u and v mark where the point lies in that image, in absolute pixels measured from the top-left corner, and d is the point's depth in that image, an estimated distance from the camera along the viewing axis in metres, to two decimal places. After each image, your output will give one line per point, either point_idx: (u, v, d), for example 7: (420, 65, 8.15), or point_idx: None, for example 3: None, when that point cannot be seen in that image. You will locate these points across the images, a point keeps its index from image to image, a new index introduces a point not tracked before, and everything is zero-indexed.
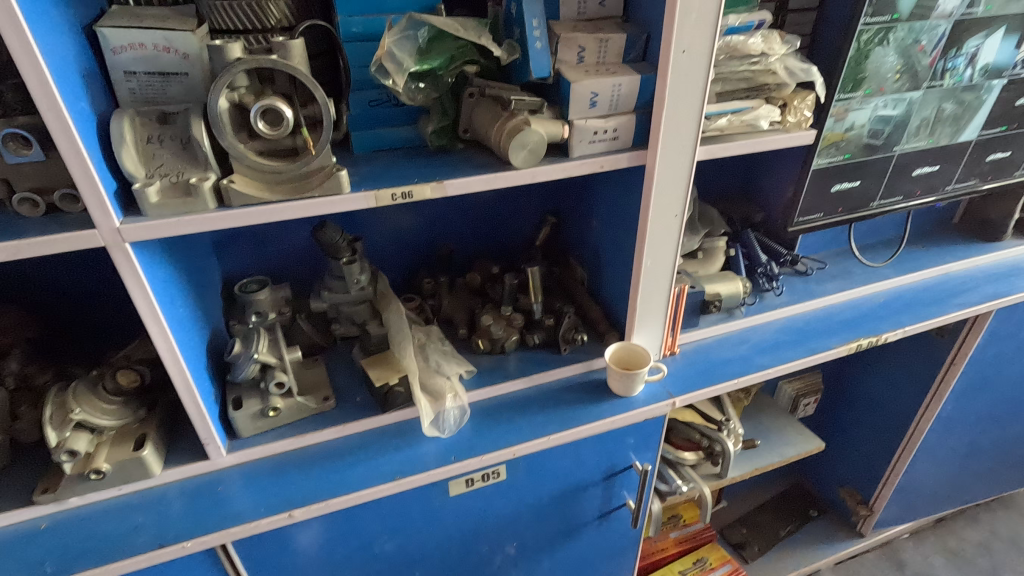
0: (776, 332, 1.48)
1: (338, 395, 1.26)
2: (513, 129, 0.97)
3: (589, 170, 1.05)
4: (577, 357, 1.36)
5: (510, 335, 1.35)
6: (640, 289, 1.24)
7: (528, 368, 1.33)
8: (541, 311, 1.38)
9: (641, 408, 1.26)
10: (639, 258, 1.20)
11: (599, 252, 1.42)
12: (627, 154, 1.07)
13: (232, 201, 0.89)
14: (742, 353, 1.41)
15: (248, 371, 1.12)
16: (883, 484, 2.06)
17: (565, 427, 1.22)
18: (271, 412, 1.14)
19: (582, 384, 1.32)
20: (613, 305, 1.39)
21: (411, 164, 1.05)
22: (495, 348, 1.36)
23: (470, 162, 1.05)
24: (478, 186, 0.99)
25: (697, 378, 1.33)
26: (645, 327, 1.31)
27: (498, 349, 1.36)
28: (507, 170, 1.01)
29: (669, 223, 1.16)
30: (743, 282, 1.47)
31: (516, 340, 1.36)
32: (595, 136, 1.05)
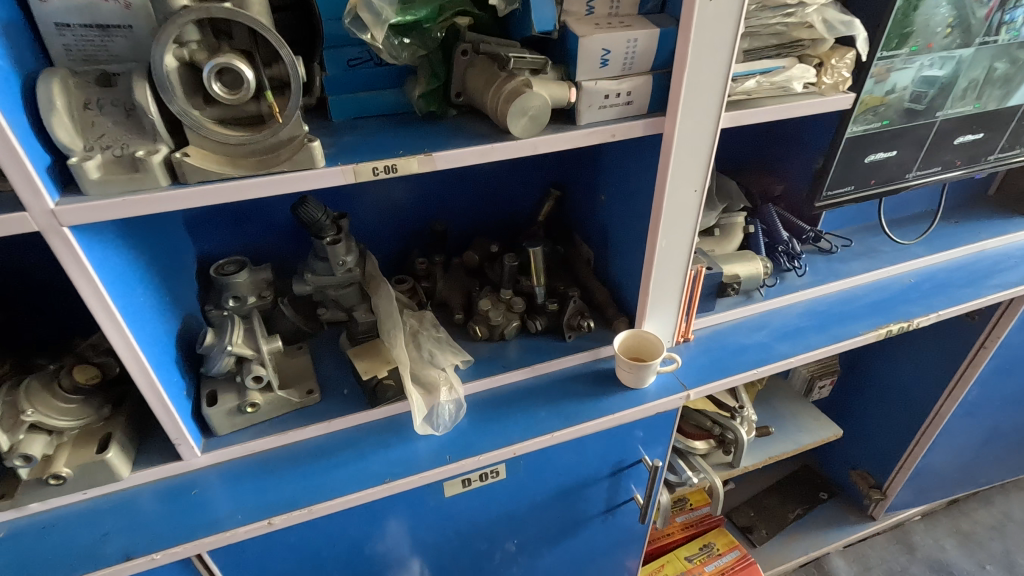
0: (798, 317, 1.36)
1: (323, 388, 1.16)
2: (512, 93, 0.84)
3: (598, 141, 0.93)
4: (582, 345, 1.25)
5: (510, 321, 1.25)
6: (653, 271, 1.12)
7: (530, 357, 1.23)
8: (543, 295, 1.27)
9: (652, 403, 1.16)
10: (652, 238, 1.09)
11: (607, 230, 1.30)
12: (641, 122, 0.94)
13: (187, 177, 0.77)
14: (761, 340, 1.30)
15: (223, 364, 1.02)
16: (899, 468, 1.99)
17: (569, 423, 1.12)
18: (249, 408, 1.04)
19: (588, 375, 1.22)
20: (622, 288, 1.28)
21: (397, 134, 0.92)
22: (494, 335, 1.26)
23: (463, 130, 0.92)
24: (472, 159, 0.87)
25: (713, 368, 1.22)
26: (657, 313, 1.20)
27: (497, 337, 1.26)
28: (505, 141, 0.88)
29: (687, 200, 1.04)
30: (763, 262, 1.36)
31: (517, 326, 1.26)
32: (606, 101, 0.91)
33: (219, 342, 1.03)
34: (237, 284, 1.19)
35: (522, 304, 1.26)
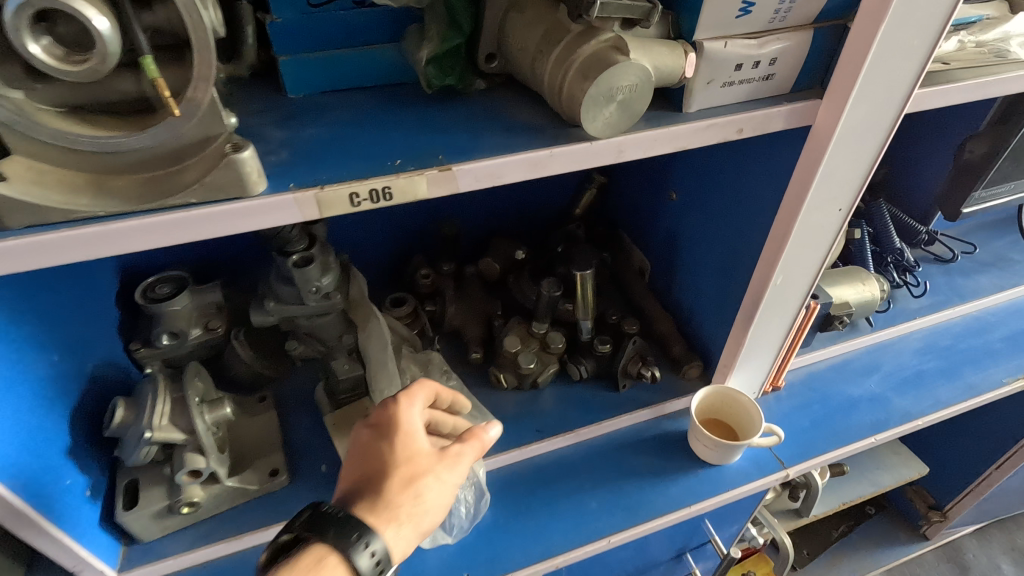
0: (916, 354, 1.05)
1: (293, 464, 0.85)
2: (595, 61, 0.48)
3: (717, 140, 0.58)
4: (642, 399, 0.94)
5: (546, 365, 0.93)
6: (757, 315, 0.80)
7: (572, 414, 0.92)
8: (591, 329, 0.94)
9: (739, 488, 0.86)
10: (763, 273, 0.75)
11: (678, 240, 0.96)
12: (787, 107, 0.59)
13: (8, 216, 0.42)
14: (875, 390, 0.99)
15: (142, 455, 0.70)
16: (970, 492, 1.73)
17: (631, 520, 0.83)
18: (185, 508, 0.74)
19: (650, 441, 0.92)
20: (696, 320, 0.96)
21: (391, 125, 0.56)
22: (523, 384, 0.94)
23: (499, 121, 0.57)
24: (519, 174, 0.52)
25: (816, 434, 0.92)
26: (749, 362, 0.88)
27: (527, 386, 0.94)
28: (576, 142, 0.53)
29: (826, 223, 0.70)
30: (878, 283, 1.03)
31: (554, 370, 0.95)
32: (736, 74, 0.56)
33: (134, 423, 0.70)
34: (172, 314, 0.86)
35: (563, 342, 0.93)
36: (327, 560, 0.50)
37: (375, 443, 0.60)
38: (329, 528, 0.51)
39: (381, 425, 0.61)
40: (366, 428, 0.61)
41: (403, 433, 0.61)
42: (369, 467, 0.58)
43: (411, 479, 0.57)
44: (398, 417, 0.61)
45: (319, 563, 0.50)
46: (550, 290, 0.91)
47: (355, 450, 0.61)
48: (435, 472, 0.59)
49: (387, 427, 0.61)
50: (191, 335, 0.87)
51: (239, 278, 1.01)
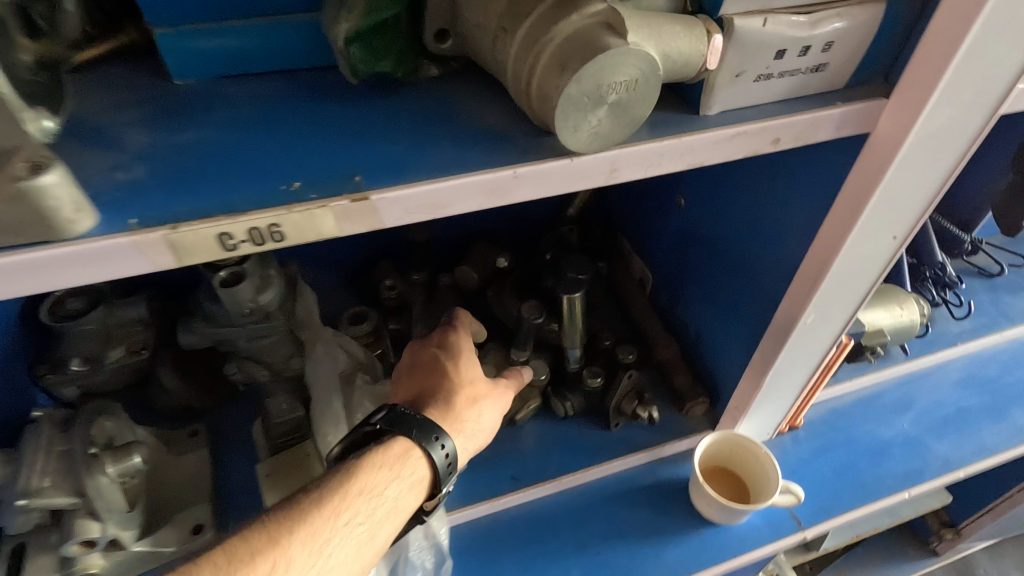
0: (955, 388, 0.91)
1: (223, 516, 0.72)
2: (577, 46, 0.33)
3: (745, 153, 0.43)
4: (637, 440, 0.81)
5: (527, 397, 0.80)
6: (780, 355, 0.66)
7: (556, 457, 0.79)
8: (581, 358, 0.80)
9: (746, 553, 0.74)
10: (790, 310, 0.61)
11: (686, 253, 0.81)
12: (845, 109, 0.43)
13: None
14: (907, 431, 0.85)
15: (22, 522, 0.59)
16: (988, 512, 1.61)
17: None
18: None
19: (645, 490, 0.79)
20: (704, 348, 0.82)
21: (301, 124, 0.41)
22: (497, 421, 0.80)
23: (449, 122, 0.41)
24: (469, 202, 0.38)
25: (841, 486, 0.79)
26: (765, 404, 0.75)
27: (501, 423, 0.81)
28: (551, 157, 0.38)
29: (875, 253, 0.55)
30: (917, 304, 0.88)
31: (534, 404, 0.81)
32: (774, 66, 0.40)
33: (13, 483, 0.59)
34: (82, 335, 0.72)
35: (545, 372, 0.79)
36: (411, 452, 0.56)
37: (441, 362, 0.66)
38: (412, 426, 0.57)
39: (446, 347, 0.67)
40: (432, 348, 0.67)
41: (465, 356, 0.67)
42: (436, 383, 0.64)
43: (476, 398, 0.65)
44: (461, 343, 0.68)
45: (403, 455, 0.56)
46: (531, 315, 0.77)
47: (419, 368, 0.67)
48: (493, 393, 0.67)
49: (451, 349, 0.67)
50: (107, 359, 0.73)
51: (174, 285, 0.86)
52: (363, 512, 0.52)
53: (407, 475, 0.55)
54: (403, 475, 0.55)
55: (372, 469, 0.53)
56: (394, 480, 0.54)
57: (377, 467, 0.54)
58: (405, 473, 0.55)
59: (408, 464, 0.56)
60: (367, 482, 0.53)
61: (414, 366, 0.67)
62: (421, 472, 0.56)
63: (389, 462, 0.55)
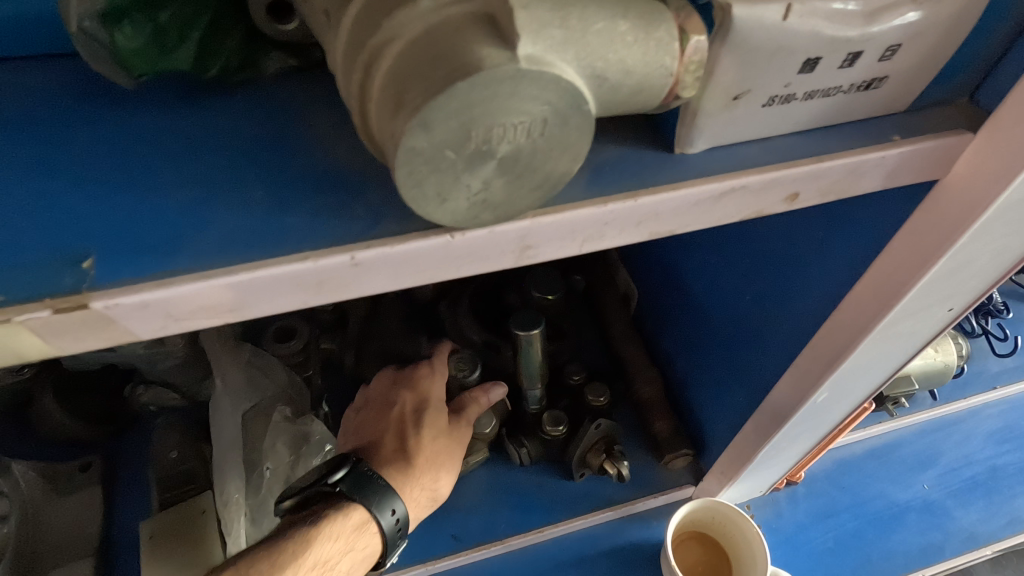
0: (989, 439, 0.76)
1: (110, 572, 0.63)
2: (423, 62, 0.18)
3: (742, 217, 0.27)
4: (604, 494, 0.68)
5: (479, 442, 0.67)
6: (780, 432, 0.51)
7: (505, 513, 0.67)
8: (542, 399, 0.67)
9: None
10: (796, 383, 0.47)
11: (677, 276, 0.66)
12: (906, 149, 0.27)
13: None
14: (928, 493, 0.71)
15: None
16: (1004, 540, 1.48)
17: None
18: None
19: (609, 555, 0.67)
20: (692, 388, 0.68)
21: (37, 145, 0.26)
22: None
23: (276, 153, 0.26)
24: (284, 299, 0.23)
25: (842, 562, 0.66)
26: (759, 472, 0.61)
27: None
28: (418, 232, 0.23)
29: (920, 327, 0.40)
30: (954, 344, 0.73)
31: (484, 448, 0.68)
32: (790, 89, 0.25)
33: None
34: None
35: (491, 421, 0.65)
36: (368, 524, 0.45)
37: (404, 411, 0.54)
38: (373, 494, 0.44)
39: (416, 389, 0.56)
40: (397, 389, 0.55)
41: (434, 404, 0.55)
42: (393, 436, 0.53)
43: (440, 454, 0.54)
44: (430, 386, 0.56)
45: (363, 525, 0.44)
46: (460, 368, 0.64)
47: (376, 408, 0.55)
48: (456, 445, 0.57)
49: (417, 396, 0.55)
50: None
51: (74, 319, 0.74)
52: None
53: (366, 548, 0.45)
54: (356, 550, 0.44)
55: (325, 543, 0.42)
56: (351, 552, 0.44)
57: (329, 541, 0.42)
58: (367, 544, 0.45)
59: (367, 539, 0.44)
60: (325, 554, 0.43)
61: (371, 405, 0.56)
62: (375, 548, 0.45)
63: (344, 535, 0.43)
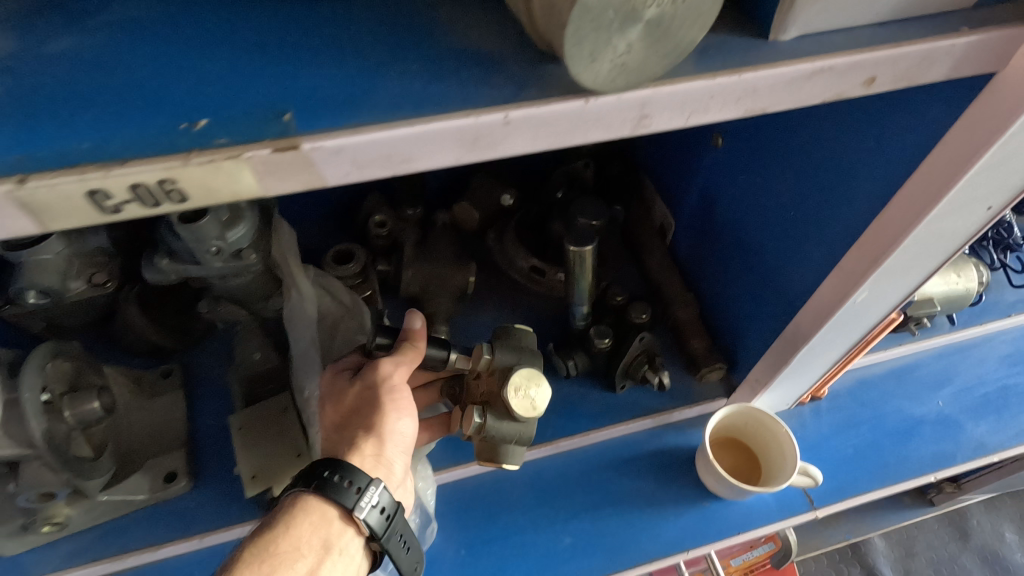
0: (1000, 363, 0.81)
1: (198, 465, 0.68)
2: None
3: (826, 98, 0.31)
4: (643, 405, 0.74)
5: (534, 355, 0.58)
6: (817, 334, 0.56)
7: (553, 420, 0.73)
8: (588, 315, 0.72)
9: (753, 532, 0.69)
10: (839, 285, 0.51)
11: (719, 201, 0.70)
12: (974, 38, 0.31)
13: None
14: (942, 410, 0.77)
15: None
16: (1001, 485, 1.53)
17: (610, 567, 0.66)
18: (47, 528, 0.59)
19: (649, 459, 0.73)
20: (728, 308, 0.73)
21: (220, 26, 0.30)
22: (522, 438, 0.57)
23: (424, 34, 0.30)
24: (444, 154, 0.28)
25: (861, 466, 0.72)
26: (789, 381, 0.66)
27: (528, 440, 0.57)
28: (559, 97, 0.27)
29: (961, 223, 0.44)
30: (976, 271, 0.77)
31: (531, 366, 0.56)
32: None
33: None
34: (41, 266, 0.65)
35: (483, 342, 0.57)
36: (302, 497, 0.49)
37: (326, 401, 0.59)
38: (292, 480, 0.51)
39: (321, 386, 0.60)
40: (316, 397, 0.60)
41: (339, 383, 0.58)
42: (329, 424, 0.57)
43: (368, 402, 0.56)
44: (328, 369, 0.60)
45: (294, 504, 0.49)
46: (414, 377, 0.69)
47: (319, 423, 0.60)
48: (393, 400, 0.56)
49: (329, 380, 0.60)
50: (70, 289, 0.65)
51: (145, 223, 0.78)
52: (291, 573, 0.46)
53: (314, 518, 0.49)
54: (298, 519, 0.48)
55: (262, 531, 0.48)
56: (296, 525, 0.48)
57: (268, 530, 0.48)
58: (312, 510, 0.49)
59: (306, 506, 0.49)
60: (267, 541, 0.47)
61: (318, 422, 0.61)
62: (322, 510, 0.49)
63: (278, 517, 0.48)
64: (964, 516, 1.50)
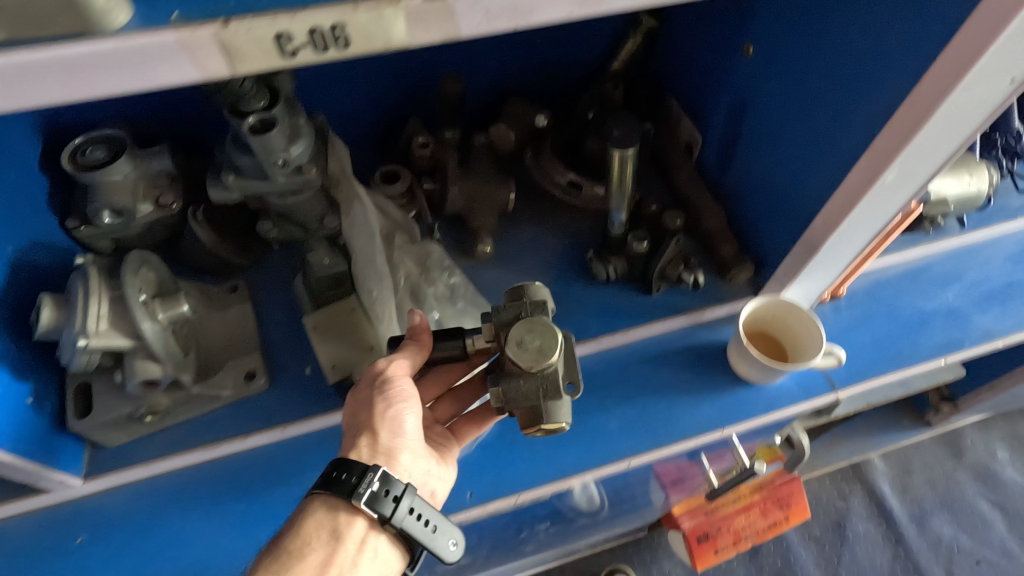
0: (1004, 263, 0.88)
1: (273, 366, 0.74)
2: None
3: None
4: (677, 304, 0.80)
5: (538, 307, 0.60)
6: (846, 217, 0.62)
7: (594, 320, 0.78)
8: (626, 223, 0.77)
9: (781, 410, 0.76)
10: (869, 167, 0.56)
11: (749, 110, 0.74)
12: None
13: None
14: (951, 304, 0.83)
15: (85, 362, 0.59)
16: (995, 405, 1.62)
17: (654, 442, 0.74)
18: (148, 417, 0.65)
19: (684, 351, 0.79)
20: (755, 213, 0.78)
21: None
22: (550, 392, 0.59)
23: None
24: None
25: (877, 355, 0.79)
26: (814, 273, 0.73)
27: (556, 390, 0.59)
28: None
29: (983, 98, 0.50)
30: (989, 173, 0.82)
31: (529, 318, 0.59)
32: None
33: (70, 324, 0.58)
34: (113, 187, 0.70)
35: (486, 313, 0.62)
36: (312, 501, 0.59)
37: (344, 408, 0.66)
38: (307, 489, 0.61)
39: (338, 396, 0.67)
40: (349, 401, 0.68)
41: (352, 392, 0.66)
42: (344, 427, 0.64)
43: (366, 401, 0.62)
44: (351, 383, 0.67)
45: (306, 508, 0.59)
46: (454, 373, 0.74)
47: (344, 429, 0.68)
48: (385, 394, 0.62)
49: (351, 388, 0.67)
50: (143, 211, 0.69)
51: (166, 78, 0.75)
52: (310, 562, 0.55)
53: (320, 515, 0.58)
54: (307, 520, 0.57)
55: (281, 533, 0.57)
56: (306, 526, 0.57)
57: (287, 531, 0.58)
58: (318, 510, 0.58)
59: (313, 507, 0.58)
60: (285, 540, 0.57)
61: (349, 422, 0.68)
62: (328, 507, 0.58)
63: (294, 521, 0.58)
64: (958, 436, 1.59)
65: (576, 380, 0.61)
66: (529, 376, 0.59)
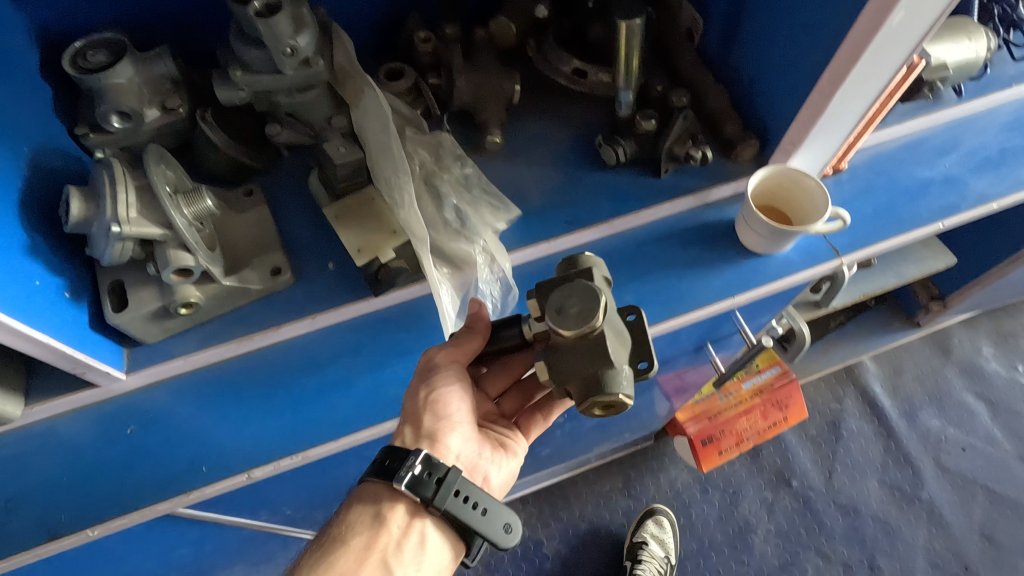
0: (1000, 131, 0.90)
1: (297, 265, 0.76)
2: None
3: None
4: (686, 186, 0.82)
5: (584, 274, 0.60)
6: (851, 70, 0.63)
7: (605, 204, 0.80)
8: (633, 103, 0.78)
9: (790, 277, 0.79)
10: (879, 9, 0.57)
11: None
12: None
13: None
14: (949, 172, 0.86)
15: (118, 252, 0.61)
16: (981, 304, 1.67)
17: (669, 313, 0.77)
18: (183, 310, 0.68)
19: (694, 231, 0.82)
20: (760, 90, 0.79)
21: None
22: (603, 359, 0.57)
23: None
24: None
25: (880, 222, 0.82)
26: (820, 139, 0.75)
27: (610, 358, 0.57)
28: None
29: None
30: (987, 39, 0.83)
31: (572, 283, 0.58)
32: None
33: (99, 214, 0.60)
34: (117, 88, 0.69)
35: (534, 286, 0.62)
36: (361, 488, 0.65)
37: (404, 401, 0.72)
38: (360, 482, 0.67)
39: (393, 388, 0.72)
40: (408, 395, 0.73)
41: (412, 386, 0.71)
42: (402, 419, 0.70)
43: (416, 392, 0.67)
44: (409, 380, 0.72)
45: (357, 496, 0.65)
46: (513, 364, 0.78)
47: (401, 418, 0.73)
48: (429, 384, 0.67)
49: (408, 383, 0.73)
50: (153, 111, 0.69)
51: None
52: (353, 544, 0.60)
53: (366, 500, 0.63)
54: (355, 507, 0.63)
55: (334, 519, 0.64)
56: (354, 513, 0.63)
57: (339, 516, 0.64)
58: (365, 497, 0.64)
59: (362, 494, 0.64)
60: (336, 524, 0.63)
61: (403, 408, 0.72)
62: (374, 494, 0.63)
63: (345, 508, 0.64)
64: (946, 334, 1.66)
65: (649, 358, 0.62)
66: (580, 345, 0.58)
